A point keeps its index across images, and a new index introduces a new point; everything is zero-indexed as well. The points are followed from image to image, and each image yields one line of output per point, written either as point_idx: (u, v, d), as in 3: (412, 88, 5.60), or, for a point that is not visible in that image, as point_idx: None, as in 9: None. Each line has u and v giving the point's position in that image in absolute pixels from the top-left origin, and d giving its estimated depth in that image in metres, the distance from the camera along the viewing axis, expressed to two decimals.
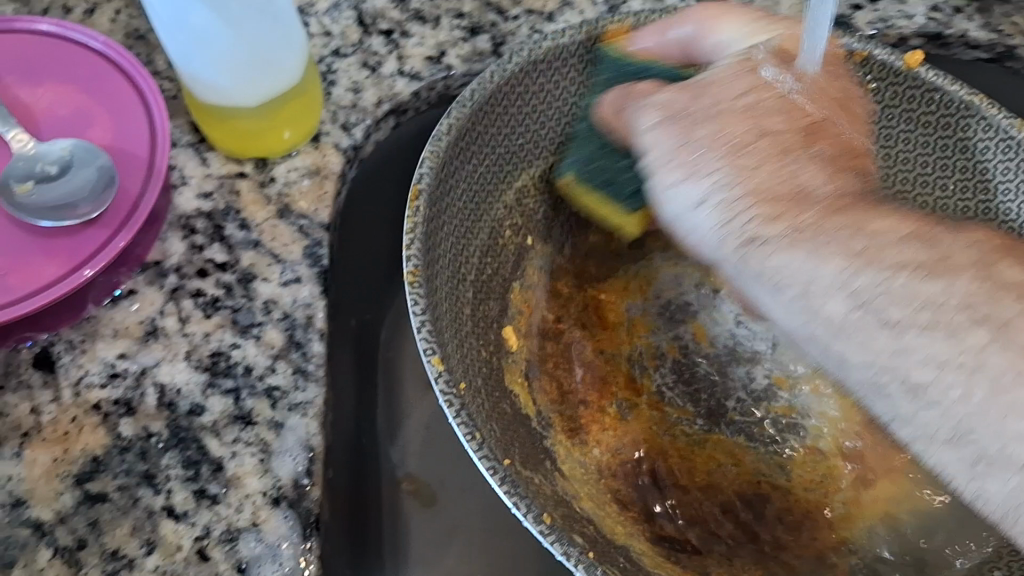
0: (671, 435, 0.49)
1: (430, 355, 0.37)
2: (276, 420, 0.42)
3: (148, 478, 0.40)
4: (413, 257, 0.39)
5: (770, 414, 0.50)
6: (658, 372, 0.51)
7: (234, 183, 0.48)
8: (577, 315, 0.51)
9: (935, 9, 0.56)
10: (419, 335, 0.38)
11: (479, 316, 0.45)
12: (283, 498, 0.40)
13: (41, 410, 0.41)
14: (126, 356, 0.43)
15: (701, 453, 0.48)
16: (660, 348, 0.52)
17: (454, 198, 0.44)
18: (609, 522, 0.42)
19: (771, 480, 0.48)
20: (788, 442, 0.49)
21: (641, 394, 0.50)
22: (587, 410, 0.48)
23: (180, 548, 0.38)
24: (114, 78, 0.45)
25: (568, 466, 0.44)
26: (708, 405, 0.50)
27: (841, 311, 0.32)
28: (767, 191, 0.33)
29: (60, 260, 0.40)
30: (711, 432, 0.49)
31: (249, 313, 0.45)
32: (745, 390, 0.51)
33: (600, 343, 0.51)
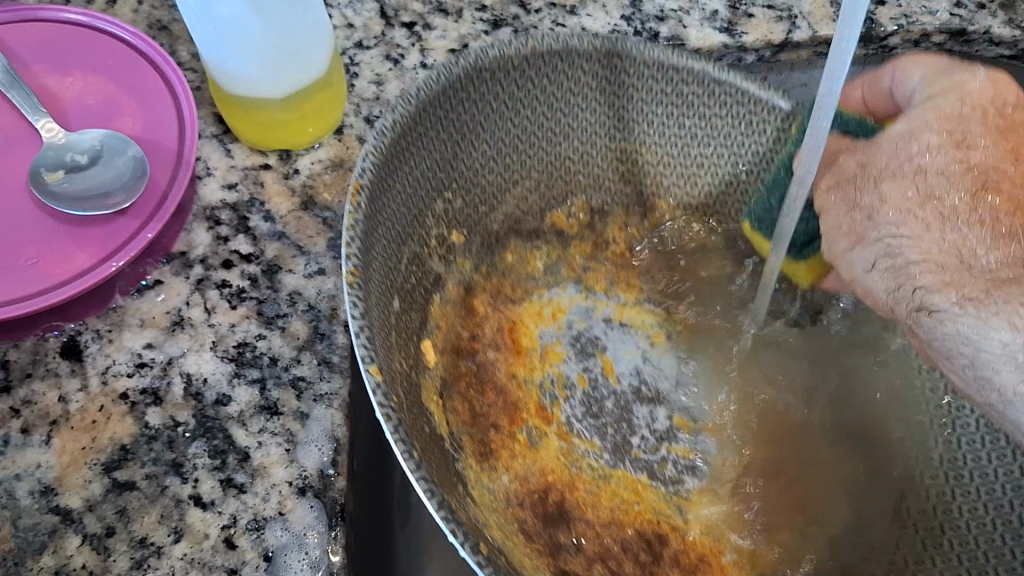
0: (579, 466, 0.47)
1: (369, 363, 0.36)
2: (301, 411, 0.42)
3: (176, 467, 0.40)
4: (352, 256, 0.38)
5: (672, 453, 0.49)
6: (568, 404, 0.49)
7: (259, 174, 0.49)
8: (490, 336, 0.49)
9: (960, 6, 0.56)
10: (357, 340, 0.37)
11: (400, 328, 0.42)
12: (309, 488, 0.40)
13: (69, 399, 0.41)
14: (152, 346, 0.43)
15: (606, 488, 0.47)
16: (570, 378, 0.50)
17: (396, 193, 0.43)
18: (517, 554, 0.39)
19: (670, 521, 0.47)
20: (686, 483, 0.48)
21: (551, 423, 0.48)
22: (497, 436, 0.46)
23: (208, 536, 0.38)
24: (143, 68, 0.45)
25: (478, 492, 0.42)
26: (614, 439, 0.49)
27: (1010, 381, 0.36)
28: (934, 252, 0.38)
29: (90, 250, 0.41)
30: (617, 466, 0.48)
31: (273, 304, 0.45)
32: (649, 429, 0.50)
33: (512, 367, 0.49)
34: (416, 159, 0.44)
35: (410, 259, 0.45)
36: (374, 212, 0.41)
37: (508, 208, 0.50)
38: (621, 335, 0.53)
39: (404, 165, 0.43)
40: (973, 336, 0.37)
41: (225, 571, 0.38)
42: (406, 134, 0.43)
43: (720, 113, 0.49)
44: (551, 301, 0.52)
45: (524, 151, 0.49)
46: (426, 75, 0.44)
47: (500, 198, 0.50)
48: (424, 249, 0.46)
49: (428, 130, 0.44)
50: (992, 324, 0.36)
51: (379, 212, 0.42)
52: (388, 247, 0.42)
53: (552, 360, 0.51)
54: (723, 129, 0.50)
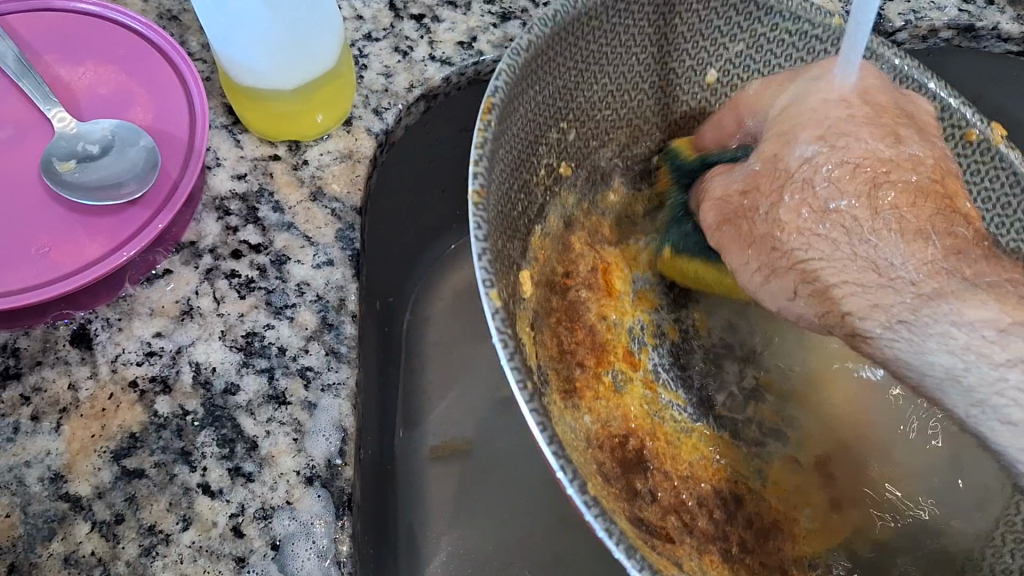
0: (662, 416, 0.48)
1: (487, 288, 0.35)
2: (309, 401, 0.42)
3: (184, 455, 0.40)
4: (478, 177, 0.37)
5: (758, 416, 0.51)
6: (658, 353, 0.51)
7: (268, 165, 0.49)
8: (584, 276, 0.49)
9: (968, 2, 0.56)
10: (477, 263, 0.35)
11: (505, 257, 0.41)
12: (316, 477, 0.40)
13: (79, 387, 0.41)
14: (162, 335, 0.43)
15: (685, 441, 0.48)
16: (662, 327, 0.52)
17: (521, 119, 0.42)
18: (598, 489, 0.36)
19: (749, 483, 0.48)
20: (768, 446, 0.50)
21: (638, 371, 0.49)
22: (581, 375, 0.45)
23: (216, 524, 0.39)
24: (154, 59, 0.46)
25: (563, 428, 0.39)
26: (698, 393, 0.51)
27: (966, 407, 0.37)
28: (856, 267, 0.39)
29: (102, 240, 0.41)
30: (699, 422, 0.50)
31: (282, 294, 0.45)
32: (737, 387, 0.52)
33: (604, 308, 0.49)
34: (538, 88, 0.43)
35: (522, 179, 0.44)
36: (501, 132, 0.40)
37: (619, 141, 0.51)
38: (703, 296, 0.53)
39: (525, 94, 0.42)
40: (916, 355, 0.38)
41: (233, 559, 0.38)
42: (534, 61, 0.41)
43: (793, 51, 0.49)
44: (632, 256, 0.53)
45: (636, 96, 0.49)
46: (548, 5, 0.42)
47: (608, 133, 0.50)
48: (534, 179, 0.45)
49: (553, 60, 0.43)
50: (929, 347, 0.37)
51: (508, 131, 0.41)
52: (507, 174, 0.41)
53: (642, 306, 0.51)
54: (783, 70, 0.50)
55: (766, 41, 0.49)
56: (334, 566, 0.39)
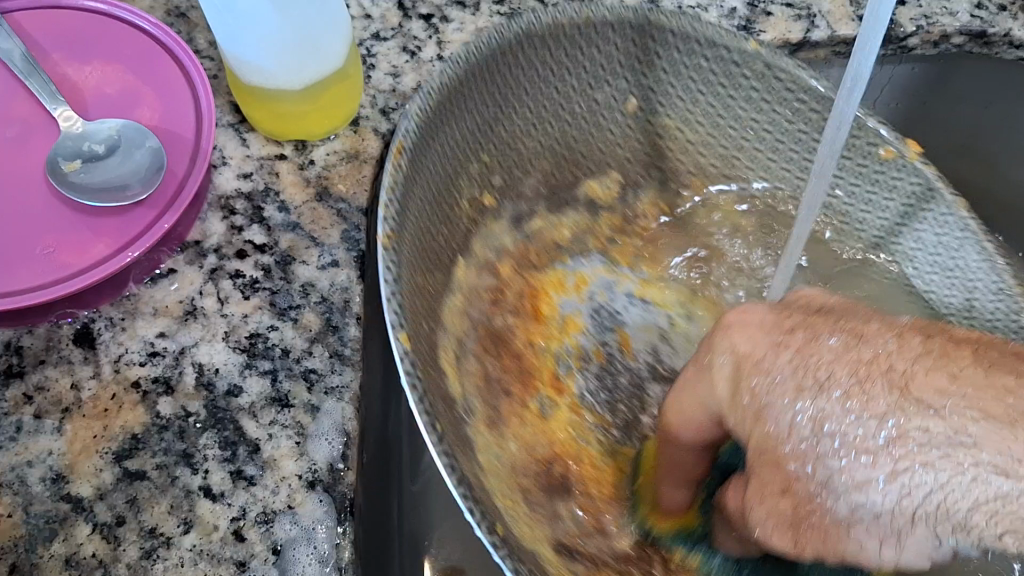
0: (588, 440, 0.46)
1: (397, 331, 0.37)
2: (312, 404, 0.42)
3: (186, 457, 0.40)
4: (386, 221, 0.39)
5: None
6: (583, 375, 0.47)
7: (274, 164, 0.48)
8: (512, 301, 0.47)
9: (981, 7, 0.56)
10: (386, 306, 0.37)
11: (428, 293, 0.41)
12: (318, 482, 0.40)
13: (81, 386, 0.41)
14: (165, 335, 0.43)
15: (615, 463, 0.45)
16: (587, 349, 0.48)
17: (430, 157, 0.43)
18: (521, 528, 0.38)
19: None
20: None
21: (564, 394, 0.46)
22: (507, 402, 0.44)
23: (217, 528, 0.39)
24: (163, 59, 0.45)
25: (486, 459, 0.40)
26: (625, 416, 0.47)
27: None
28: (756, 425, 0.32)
29: (106, 241, 0.41)
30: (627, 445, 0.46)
31: (286, 295, 0.45)
32: None
33: (532, 334, 0.47)
34: (460, 121, 0.45)
35: (443, 213, 0.44)
36: (415, 171, 0.42)
37: (545, 169, 0.49)
38: (638, 307, 0.50)
39: (444, 133, 0.44)
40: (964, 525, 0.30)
41: (234, 563, 0.38)
42: (449, 100, 0.43)
43: (774, 107, 0.49)
44: (574, 270, 0.50)
45: (560, 125, 0.49)
46: (456, 53, 0.44)
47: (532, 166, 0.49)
48: (458, 213, 0.45)
49: (468, 98, 0.44)
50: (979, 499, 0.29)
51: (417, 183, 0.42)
52: (425, 209, 0.42)
53: (571, 330, 0.48)
54: (755, 101, 0.49)
55: (736, 75, 0.49)
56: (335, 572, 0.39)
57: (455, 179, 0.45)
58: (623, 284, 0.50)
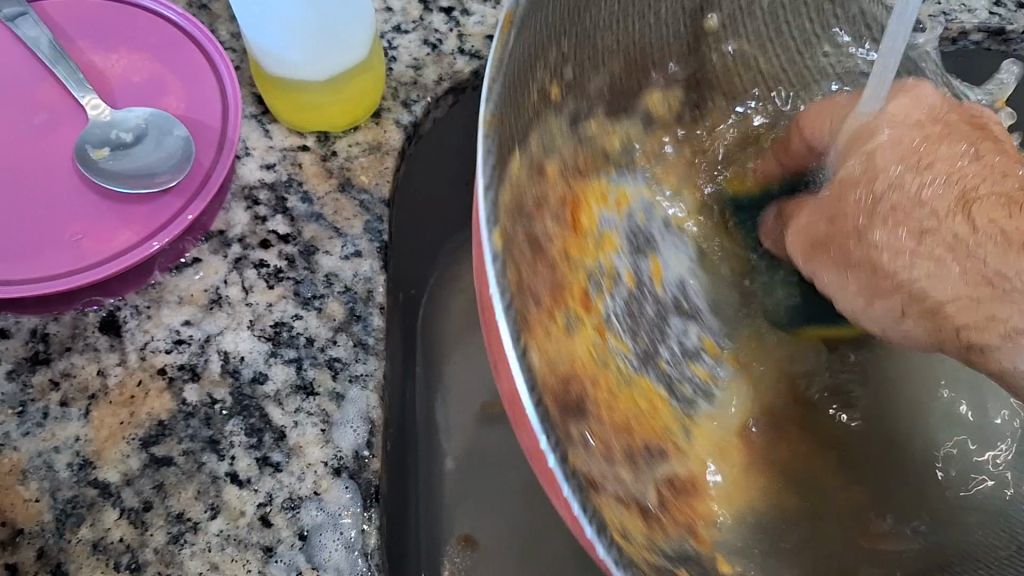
0: (607, 360, 0.39)
1: (493, 230, 0.32)
2: (337, 392, 0.42)
3: (212, 444, 0.40)
4: (490, 102, 0.33)
5: (694, 372, 0.45)
6: (613, 299, 0.41)
7: (297, 155, 0.49)
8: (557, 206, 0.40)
9: (999, 4, 0.56)
10: (483, 202, 0.32)
11: (512, 191, 0.35)
12: (344, 469, 0.40)
13: (107, 373, 0.41)
14: (190, 324, 0.43)
15: (626, 391, 0.39)
16: (618, 271, 0.42)
17: (528, 39, 0.37)
18: (548, 389, 0.32)
19: (674, 441, 0.41)
20: (699, 405, 0.44)
21: (592, 313, 0.39)
22: (536, 311, 0.35)
23: (244, 514, 0.39)
24: (188, 49, 0.46)
25: (541, 356, 0.33)
26: (644, 344, 0.42)
27: None
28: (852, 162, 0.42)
29: (134, 228, 0.41)
30: (643, 374, 0.41)
31: (310, 285, 0.45)
32: (678, 343, 0.45)
33: (569, 244, 0.40)
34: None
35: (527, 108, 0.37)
36: (515, 61, 0.35)
37: (612, 68, 0.45)
38: (668, 242, 0.48)
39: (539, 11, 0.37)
40: None
41: (261, 548, 0.38)
42: None
43: None
44: (617, 187, 0.46)
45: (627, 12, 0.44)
46: None
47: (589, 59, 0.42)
48: (534, 105, 0.39)
49: None
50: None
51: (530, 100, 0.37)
52: (511, 98, 0.35)
53: (606, 248, 0.42)
54: None
55: None
56: (361, 558, 0.39)
57: (540, 57, 0.38)
58: (657, 210, 0.48)
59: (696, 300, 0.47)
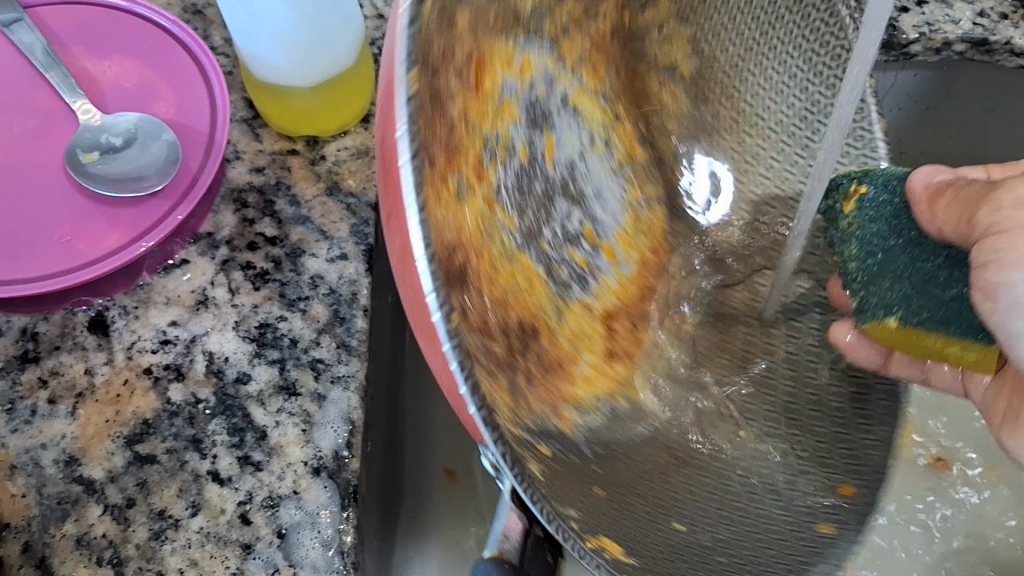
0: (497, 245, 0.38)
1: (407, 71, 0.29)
2: (319, 393, 0.43)
3: (195, 442, 0.41)
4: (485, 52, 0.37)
5: (572, 258, 0.44)
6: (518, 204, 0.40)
7: (286, 159, 0.49)
8: (460, 62, 0.35)
9: (982, 15, 0.56)
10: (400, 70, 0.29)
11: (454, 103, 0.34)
12: (323, 469, 0.41)
13: (95, 371, 0.42)
14: (177, 324, 0.44)
15: (507, 267, 0.38)
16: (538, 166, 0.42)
17: None
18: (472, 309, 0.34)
19: (546, 320, 0.40)
20: (573, 290, 0.43)
21: (482, 180, 0.37)
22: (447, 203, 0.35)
23: (224, 512, 0.40)
24: (180, 54, 0.47)
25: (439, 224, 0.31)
26: (529, 219, 0.41)
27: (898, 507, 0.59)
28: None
29: (122, 230, 0.42)
30: (523, 250, 0.40)
31: (296, 286, 0.46)
32: (551, 230, 0.43)
33: (466, 107, 0.36)
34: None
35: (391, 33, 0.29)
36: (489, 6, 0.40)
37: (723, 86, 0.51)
38: (569, 120, 0.46)
39: None
40: None
41: (240, 545, 0.39)
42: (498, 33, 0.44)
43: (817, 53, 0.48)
44: (523, 52, 0.41)
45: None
46: None
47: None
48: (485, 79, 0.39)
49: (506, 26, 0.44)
50: None
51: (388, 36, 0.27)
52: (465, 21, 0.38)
53: (505, 115, 0.39)
54: (789, 65, 0.49)
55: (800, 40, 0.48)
56: (337, 556, 0.40)
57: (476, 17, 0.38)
58: (584, 128, 0.47)
59: (584, 181, 0.46)
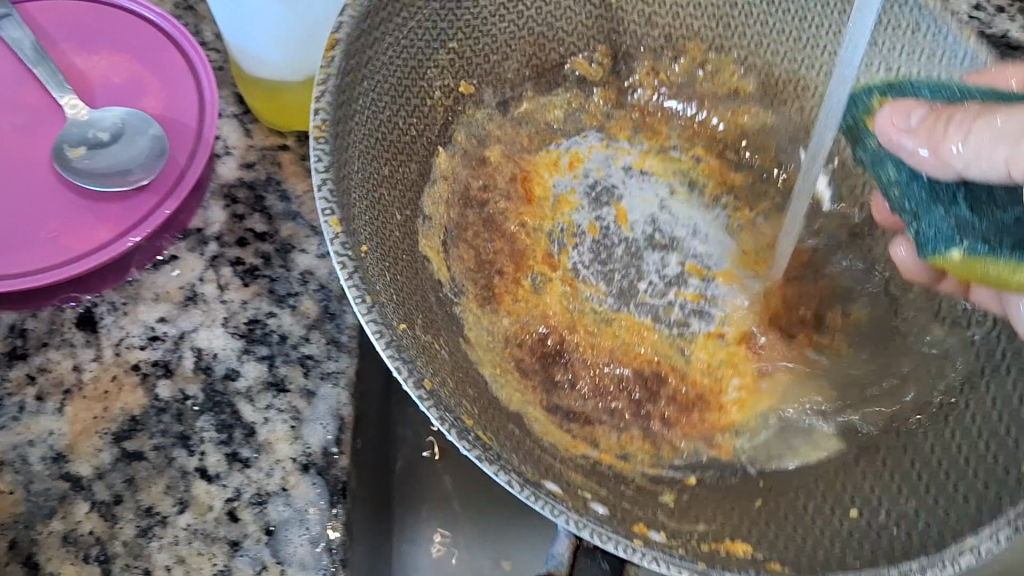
0: (582, 310, 0.49)
1: (328, 215, 0.36)
2: (308, 389, 0.43)
3: (183, 439, 0.41)
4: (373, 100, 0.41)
5: (679, 298, 0.50)
6: (576, 251, 0.51)
7: (276, 154, 0.49)
8: (502, 185, 0.51)
9: (979, 8, 0.55)
10: (318, 193, 0.36)
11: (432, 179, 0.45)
12: (312, 465, 0.41)
13: (83, 368, 0.42)
14: (165, 320, 0.44)
15: (607, 330, 0.48)
16: (580, 226, 0.52)
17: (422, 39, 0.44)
18: (507, 391, 0.43)
19: (672, 363, 0.48)
20: (692, 326, 0.49)
21: (557, 270, 0.50)
22: (501, 282, 0.48)
23: (212, 508, 0.39)
24: (168, 49, 0.46)
25: (475, 332, 0.44)
26: (620, 284, 0.50)
27: None
28: None
29: (109, 225, 0.42)
30: (620, 311, 0.49)
31: (286, 283, 0.45)
32: (658, 274, 0.51)
33: (523, 216, 0.50)
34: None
35: (388, 145, 0.42)
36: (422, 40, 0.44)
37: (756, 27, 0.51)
38: (638, 179, 0.54)
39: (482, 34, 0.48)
40: None
41: (227, 542, 0.39)
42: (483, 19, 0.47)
43: None
44: (569, 151, 0.54)
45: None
46: None
47: (427, 98, 0.46)
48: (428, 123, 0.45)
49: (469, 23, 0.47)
50: None
51: (349, 133, 0.38)
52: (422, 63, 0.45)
53: (565, 208, 0.52)
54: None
55: None
56: (326, 553, 0.39)
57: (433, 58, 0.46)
58: (616, 160, 0.55)
59: (672, 228, 0.52)
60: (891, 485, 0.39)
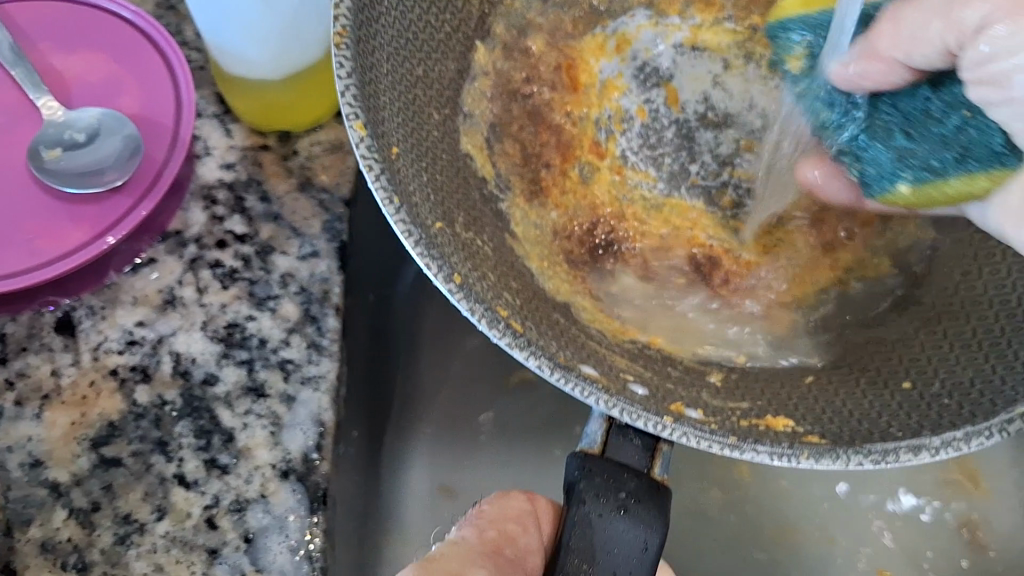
0: (631, 198, 0.51)
1: (352, 118, 0.33)
2: (288, 394, 0.43)
3: (161, 445, 0.41)
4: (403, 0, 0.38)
5: (733, 176, 0.52)
6: (625, 137, 0.52)
7: (257, 155, 0.49)
8: (549, 75, 0.50)
9: None
10: (341, 97, 0.33)
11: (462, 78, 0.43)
12: (292, 471, 0.41)
13: (61, 373, 0.42)
14: (144, 324, 0.43)
15: (658, 214, 0.51)
16: (629, 111, 0.53)
17: None
18: (555, 282, 0.42)
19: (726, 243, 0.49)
20: (745, 207, 0.51)
21: (605, 158, 0.51)
22: (548, 174, 0.48)
23: (190, 516, 0.39)
24: (146, 48, 0.46)
25: (523, 228, 0.43)
26: (670, 167, 0.52)
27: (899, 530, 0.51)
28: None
29: (85, 228, 0.41)
30: (671, 196, 0.51)
31: (265, 285, 0.45)
32: (711, 154, 0.52)
33: (569, 104, 0.51)
34: None
35: (416, 47, 0.40)
36: None
37: None
38: (694, 57, 0.55)
39: None
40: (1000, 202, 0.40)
41: (206, 550, 0.39)
42: None
43: None
44: (618, 34, 0.54)
45: None
46: None
47: None
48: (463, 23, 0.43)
49: None
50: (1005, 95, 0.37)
51: (373, 37, 0.36)
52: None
53: (611, 93, 0.53)
54: None
55: None
56: (305, 561, 0.40)
57: None
58: (671, 38, 0.55)
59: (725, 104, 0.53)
60: (910, 362, 0.38)
